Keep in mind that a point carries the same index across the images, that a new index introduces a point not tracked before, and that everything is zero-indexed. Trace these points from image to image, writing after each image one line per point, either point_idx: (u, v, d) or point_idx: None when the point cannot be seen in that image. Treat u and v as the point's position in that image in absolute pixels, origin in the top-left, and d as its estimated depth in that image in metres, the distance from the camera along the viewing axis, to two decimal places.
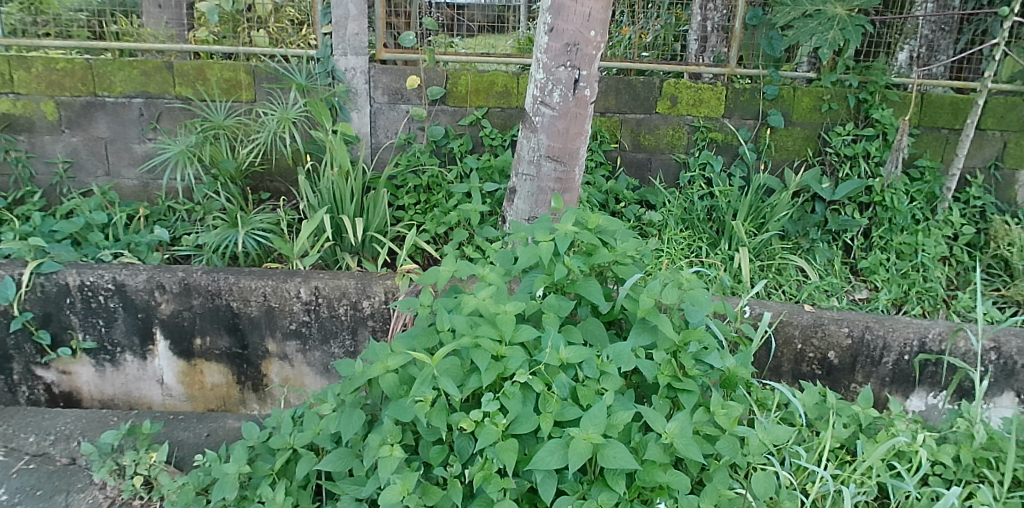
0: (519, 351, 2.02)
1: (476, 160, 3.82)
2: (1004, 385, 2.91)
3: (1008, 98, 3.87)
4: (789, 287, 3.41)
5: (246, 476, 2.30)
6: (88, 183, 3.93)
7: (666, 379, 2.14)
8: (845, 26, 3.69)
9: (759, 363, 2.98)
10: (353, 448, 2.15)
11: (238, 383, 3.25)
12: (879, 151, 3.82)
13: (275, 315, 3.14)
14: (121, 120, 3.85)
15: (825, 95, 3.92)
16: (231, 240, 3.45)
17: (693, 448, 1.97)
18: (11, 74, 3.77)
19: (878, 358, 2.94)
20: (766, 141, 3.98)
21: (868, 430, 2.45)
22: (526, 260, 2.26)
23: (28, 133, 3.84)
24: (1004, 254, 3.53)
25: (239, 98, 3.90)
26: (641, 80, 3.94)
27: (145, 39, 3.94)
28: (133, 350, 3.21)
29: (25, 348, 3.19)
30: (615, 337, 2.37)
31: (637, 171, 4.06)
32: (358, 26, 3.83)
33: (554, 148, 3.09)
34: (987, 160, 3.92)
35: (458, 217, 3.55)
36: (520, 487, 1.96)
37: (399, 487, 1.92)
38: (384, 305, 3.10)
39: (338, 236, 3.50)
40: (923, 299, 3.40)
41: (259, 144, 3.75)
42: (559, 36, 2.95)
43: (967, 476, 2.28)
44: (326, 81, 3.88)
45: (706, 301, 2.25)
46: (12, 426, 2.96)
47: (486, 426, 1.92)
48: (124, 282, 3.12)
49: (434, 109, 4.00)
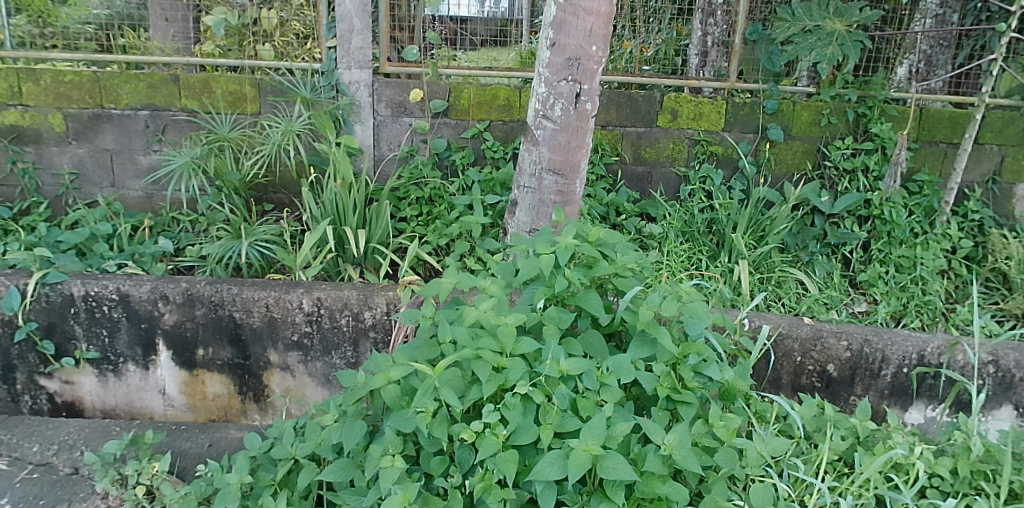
0: (520, 362, 2.04)
1: (478, 173, 3.86)
2: (1002, 398, 2.92)
3: (1005, 112, 3.90)
4: (789, 300, 3.43)
5: (248, 487, 2.31)
6: (94, 194, 3.96)
7: (666, 391, 2.16)
8: (843, 42, 3.74)
9: (759, 375, 2.99)
10: (354, 459, 2.16)
11: (239, 394, 3.27)
12: (879, 165, 3.84)
13: (277, 326, 3.16)
14: (127, 131, 3.89)
15: (825, 109, 3.95)
16: (235, 250, 3.48)
17: (692, 460, 1.98)
18: (19, 86, 3.82)
19: (877, 371, 2.96)
20: (766, 154, 4.02)
21: (866, 442, 2.47)
22: (527, 272, 2.28)
23: (35, 144, 3.88)
24: (1002, 267, 3.55)
25: (244, 110, 3.95)
26: (641, 94, 3.98)
27: (153, 53, 3.97)
28: (135, 360, 3.23)
29: (29, 358, 3.22)
30: (615, 349, 2.39)
31: (637, 184, 4.09)
32: (363, 40, 3.89)
33: (555, 161, 3.12)
34: (984, 175, 3.95)
35: (460, 229, 3.58)
36: (519, 498, 1.97)
37: (400, 497, 1.94)
38: (386, 316, 3.12)
39: (341, 247, 3.53)
40: (923, 312, 3.41)
41: (263, 156, 3.79)
42: (560, 50, 3.00)
43: (965, 488, 2.29)
44: (331, 94, 3.93)
45: (706, 314, 2.27)
46: (17, 436, 2.98)
47: (487, 437, 1.94)
48: (129, 293, 3.15)
49: (437, 122, 4.03)
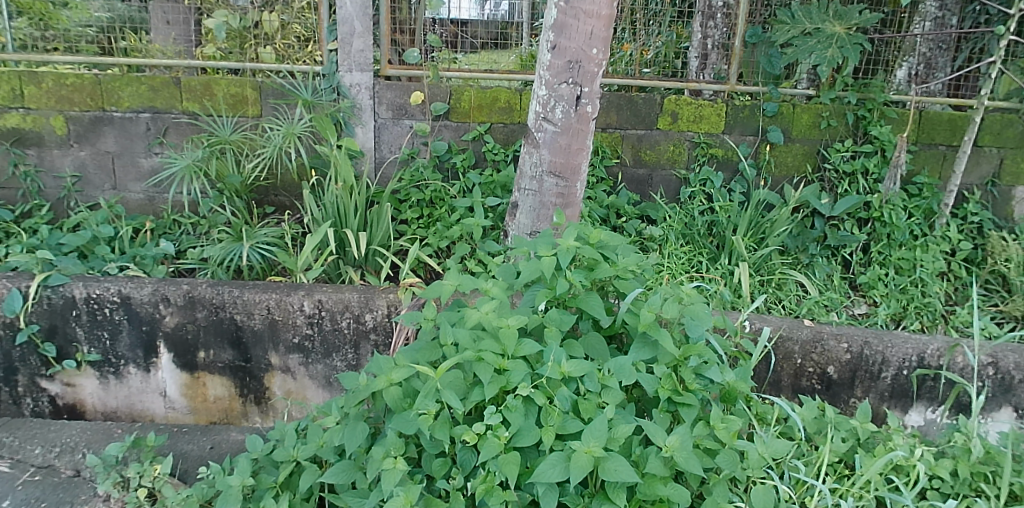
0: (521, 364, 2.05)
1: (478, 176, 3.87)
2: (1001, 400, 2.92)
3: (1004, 115, 3.91)
4: (790, 302, 3.44)
5: (250, 489, 2.31)
6: (96, 196, 3.97)
7: (667, 393, 2.17)
8: (843, 44, 3.76)
9: (759, 378, 3.00)
10: (356, 461, 2.16)
11: (240, 396, 3.27)
12: (878, 168, 3.85)
13: (278, 329, 3.17)
14: (129, 134, 3.91)
15: (825, 111, 3.95)
16: (236, 253, 3.49)
17: (693, 461, 1.99)
18: (22, 89, 3.83)
19: (877, 373, 2.97)
20: (766, 157, 4.03)
21: (866, 444, 2.47)
22: (529, 274, 2.29)
23: (37, 147, 3.89)
24: (1001, 269, 3.56)
25: (245, 113, 3.96)
26: (642, 97, 3.98)
27: (154, 56, 3.99)
28: (136, 363, 3.24)
29: (30, 361, 3.22)
30: (616, 351, 2.39)
31: (637, 187, 4.10)
32: (363, 42, 3.90)
33: (556, 163, 3.12)
34: (984, 177, 3.96)
35: (461, 232, 3.59)
36: (521, 500, 1.97)
37: (403, 499, 1.95)
38: (387, 318, 3.13)
39: (342, 250, 3.54)
40: (922, 314, 3.42)
41: (264, 159, 3.80)
42: (561, 53, 3.01)
43: (965, 490, 2.30)
44: (332, 97, 3.94)
45: (707, 316, 2.28)
46: (19, 438, 2.99)
47: (489, 439, 1.94)
48: (130, 295, 3.15)
49: (437, 124, 4.04)
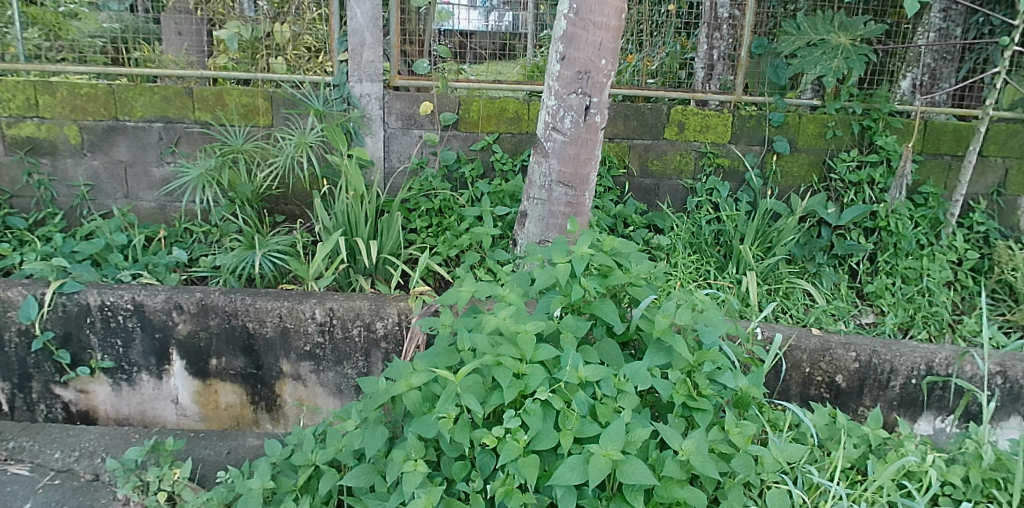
0: (540, 368, 2.07)
1: (487, 185, 3.91)
2: (1010, 409, 2.95)
3: (1009, 125, 3.94)
4: (797, 311, 3.45)
5: (269, 492, 2.33)
6: (109, 205, 4.02)
7: (682, 398, 2.19)
8: (848, 55, 3.83)
9: (769, 386, 3.01)
10: (375, 465, 2.19)
11: (252, 403, 3.29)
12: (883, 178, 3.89)
13: (290, 336, 3.19)
14: (141, 144, 3.95)
15: (830, 121, 4.00)
16: (248, 261, 3.52)
17: (709, 465, 2.01)
18: (35, 99, 3.87)
19: (885, 382, 2.99)
20: (772, 167, 4.06)
21: (878, 451, 2.50)
22: (544, 281, 2.32)
23: (51, 156, 3.94)
24: (1008, 278, 3.58)
25: (257, 123, 4.00)
26: (649, 107, 4.03)
27: (167, 66, 4.03)
28: (149, 370, 3.26)
29: (45, 367, 3.25)
30: (630, 358, 2.42)
31: (645, 196, 4.13)
32: (374, 53, 3.95)
33: (565, 173, 3.16)
34: (989, 187, 3.99)
35: (470, 241, 3.61)
36: (540, 502, 1.99)
37: (423, 501, 1.97)
38: (398, 326, 3.16)
39: (353, 258, 3.56)
40: (929, 323, 3.43)
41: (276, 168, 3.83)
42: (571, 64, 3.05)
43: (977, 496, 2.32)
44: (343, 107, 3.98)
45: (720, 322, 2.32)
46: (38, 442, 3.02)
47: (508, 442, 1.98)
48: (144, 302, 3.18)
49: (446, 134, 4.09)
